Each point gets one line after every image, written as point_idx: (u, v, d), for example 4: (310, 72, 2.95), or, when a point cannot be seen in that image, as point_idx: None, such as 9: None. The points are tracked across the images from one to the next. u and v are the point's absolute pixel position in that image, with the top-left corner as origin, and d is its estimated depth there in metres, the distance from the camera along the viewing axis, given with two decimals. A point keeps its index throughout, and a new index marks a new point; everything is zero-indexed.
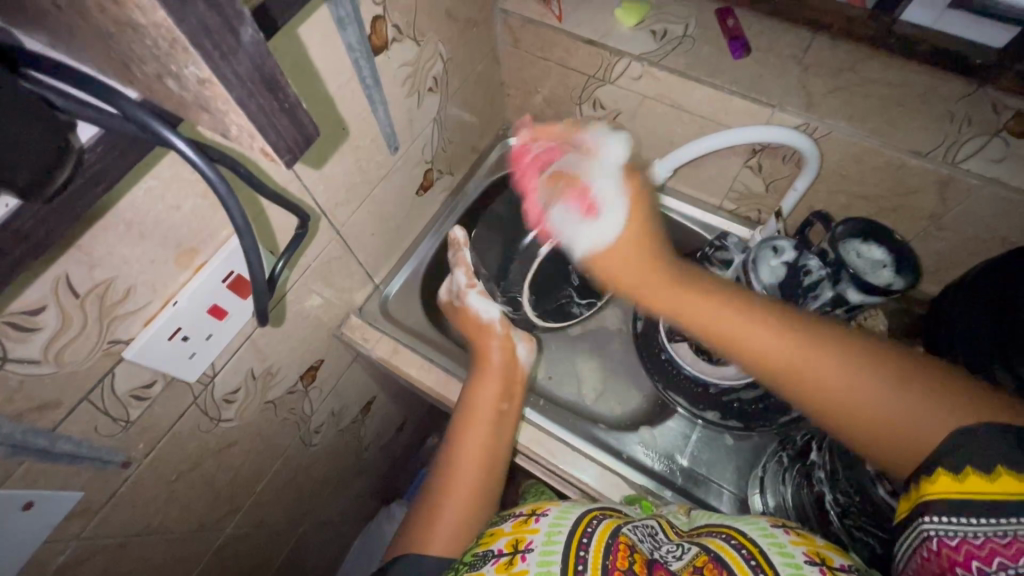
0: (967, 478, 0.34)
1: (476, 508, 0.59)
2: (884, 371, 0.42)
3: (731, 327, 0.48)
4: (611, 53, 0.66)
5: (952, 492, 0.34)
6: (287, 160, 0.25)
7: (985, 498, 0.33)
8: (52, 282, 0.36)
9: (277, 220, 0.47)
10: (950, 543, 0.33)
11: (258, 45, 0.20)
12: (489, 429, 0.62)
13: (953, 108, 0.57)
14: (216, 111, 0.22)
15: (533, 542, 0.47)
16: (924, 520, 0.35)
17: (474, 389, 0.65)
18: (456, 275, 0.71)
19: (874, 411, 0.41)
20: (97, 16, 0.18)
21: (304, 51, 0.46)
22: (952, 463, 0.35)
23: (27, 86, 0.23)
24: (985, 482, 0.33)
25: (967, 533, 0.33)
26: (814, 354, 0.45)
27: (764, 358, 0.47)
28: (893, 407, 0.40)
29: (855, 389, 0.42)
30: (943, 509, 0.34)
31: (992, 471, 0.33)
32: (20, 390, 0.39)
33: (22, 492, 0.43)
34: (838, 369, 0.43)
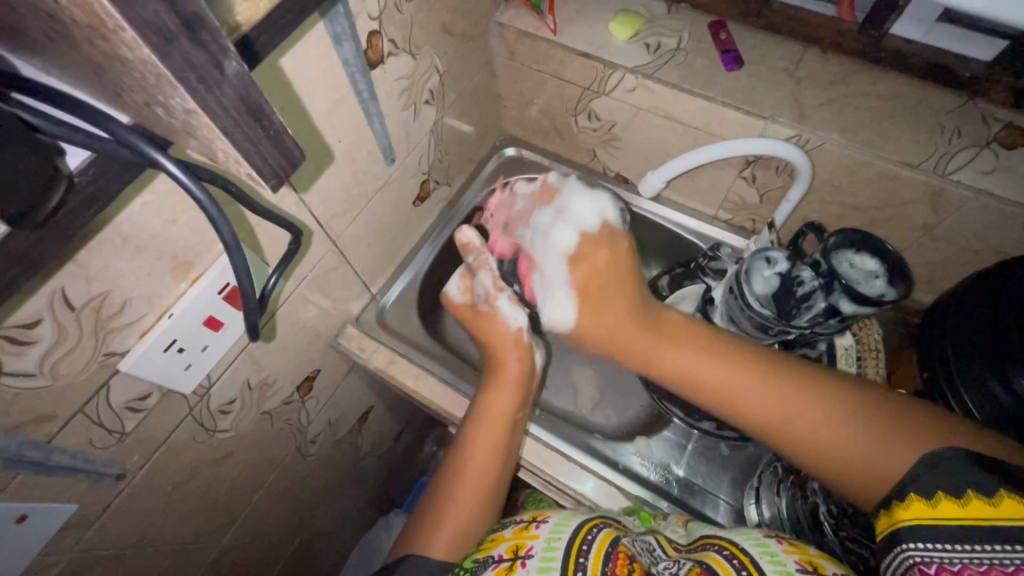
0: (940, 503, 0.34)
1: (480, 514, 0.58)
2: (854, 413, 0.43)
3: (705, 370, 0.50)
4: (605, 66, 0.67)
5: (926, 518, 0.34)
6: (274, 184, 0.25)
7: (959, 523, 0.33)
8: (48, 297, 0.37)
9: (272, 233, 0.47)
10: (951, 568, 0.32)
11: (242, 76, 0.21)
12: (501, 431, 0.61)
13: (945, 120, 0.58)
14: (203, 138, 0.22)
15: (533, 548, 0.48)
16: (904, 547, 0.34)
17: (489, 397, 0.63)
18: (481, 279, 0.65)
19: (854, 456, 0.42)
20: (87, 48, 0.19)
21: (300, 67, 0.46)
22: (923, 489, 0.35)
23: (4, 106, 0.23)
24: (959, 508, 0.33)
25: (942, 559, 0.33)
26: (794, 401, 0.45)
27: (742, 406, 0.47)
28: (860, 449, 0.42)
29: (828, 429, 0.44)
30: (920, 534, 0.34)
31: (963, 497, 0.33)
32: (14, 403, 0.39)
33: (17, 505, 0.43)
34: (812, 411, 0.44)
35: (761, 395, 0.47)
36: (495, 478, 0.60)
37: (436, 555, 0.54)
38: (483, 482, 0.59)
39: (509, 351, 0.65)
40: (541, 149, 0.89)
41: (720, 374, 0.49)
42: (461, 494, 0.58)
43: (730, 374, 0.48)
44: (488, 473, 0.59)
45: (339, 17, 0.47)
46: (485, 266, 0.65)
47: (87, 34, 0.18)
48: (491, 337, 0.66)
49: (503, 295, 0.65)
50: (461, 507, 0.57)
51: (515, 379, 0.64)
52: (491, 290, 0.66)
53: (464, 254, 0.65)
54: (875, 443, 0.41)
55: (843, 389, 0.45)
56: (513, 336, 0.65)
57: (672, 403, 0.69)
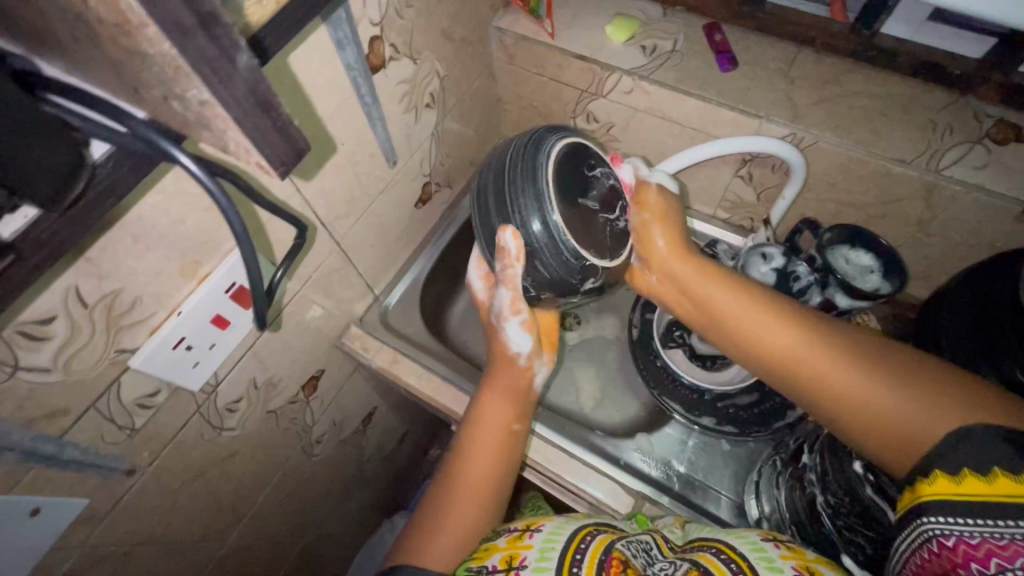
0: (966, 480, 0.34)
1: (477, 518, 0.57)
2: (908, 380, 0.42)
3: (745, 320, 0.52)
4: (602, 68, 0.68)
5: (951, 494, 0.35)
6: (280, 172, 0.26)
7: (983, 500, 0.33)
8: (62, 294, 0.38)
9: (278, 233, 0.49)
10: (970, 541, 0.33)
11: (252, 70, 0.22)
12: (499, 445, 0.62)
13: (936, 117, 0.59)
14: (217, 129, 0.24)
15: (527, 558, 0.49)
16: (923, 522, 0.35)
17: (486, 404, 0.64)
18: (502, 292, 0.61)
19: (884, 413, 0.42)
20: (110, 46, 0.20)
21: (303, 71, 0.48)
22: (950, 466, 0.36)
23: (48, 110, 0.25)
24: (986, 485, 0.33)
25: (962, 533, 0.34)
26: (829, 355, 0.46)
27: (775, 352, 0.49)
28: (905, 414, 0.41)
29: (862, 386, 0.44)
30: (940, 508, 0.35)
31: (990, 474, 0.34)
32: (30, 397, 0.40)
33: (31, 498, 0.45)
34: (856, 370, 0.45)
35: (802, 349, 0.48)
36: (496, 485, 0.60)
37: (430, 565, 0.52)
38: (485, 489, 0.59)
39: (507, 371, 0.66)
40: None
41: (762, 323, 0.51)
42: (460, 499, 0.57)
43: (769, 327, 0.50)
44: (488, 482, 0.59)
45: (341, 23, 0.49)
46: (511, 278, 0.57)
47: (112, 33, 0.19)
48: (500, 357, 0.67)
49: (512, 320, 0.64)
50: (465, 516, 0.57)
51: (511, 396, 0.65)
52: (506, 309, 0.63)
53: (499, 258, 0.56)
54: (918, 408, 0.41)
55: (876, 356, 0.45)
56: (512, 357, 0.67)
57: (672, 399, 0.70)
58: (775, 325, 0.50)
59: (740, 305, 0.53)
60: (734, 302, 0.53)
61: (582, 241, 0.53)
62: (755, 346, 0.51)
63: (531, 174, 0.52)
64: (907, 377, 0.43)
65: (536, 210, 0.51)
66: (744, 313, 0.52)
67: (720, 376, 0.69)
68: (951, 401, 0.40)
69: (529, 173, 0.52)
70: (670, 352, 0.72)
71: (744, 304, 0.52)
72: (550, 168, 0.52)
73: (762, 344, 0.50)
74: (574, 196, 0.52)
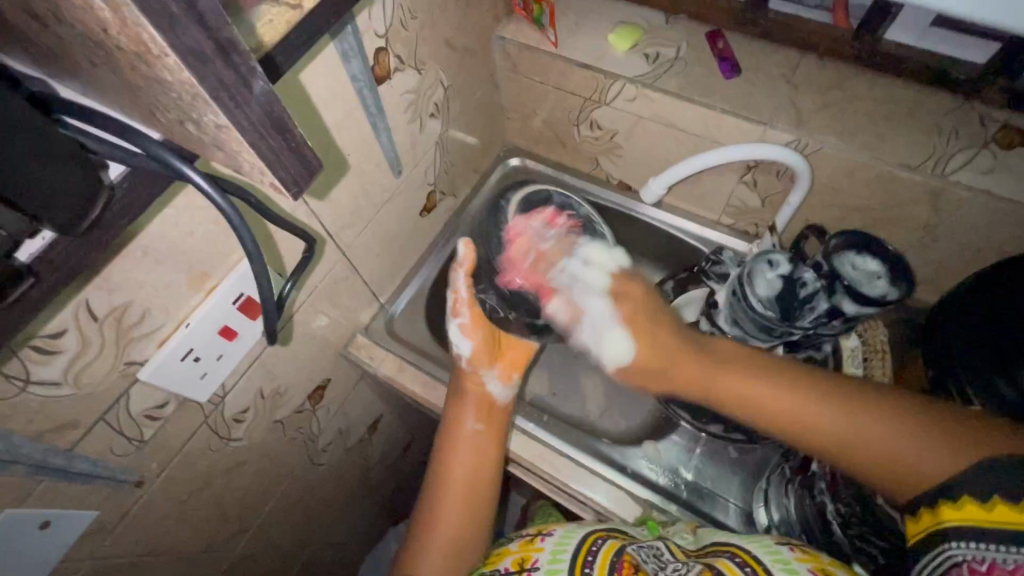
0: (998, 508, 0.36)
1: (469, 532, 0.58)
2: (904, 420, 0.42)
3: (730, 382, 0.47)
4: (605, 76, 0.68)
5: (982, 522, 0.36)
6: (294, 192, 0.26)
7: (1014, 529, 0.35)
8: (73, 308, 0.38)
9: (285, 245, 0.49)
10: (1006, 566, 0.35)
11: (268, 94, 0.22)
12: (472, 452, 0.61)
13: (942, 121, 0.60)
14: (230, 150, 0.24)
15: (539, 560, 0.49)
16: (949, 548, 0.37)
17: (457, 414, 0.63)
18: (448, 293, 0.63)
19: (897, 456, 0.41)
20: (127, 71, 0.20)
21: (309, 85, 0.48)
22: (979, 492, 0.37)
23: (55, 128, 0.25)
24: (1017, 514, 0.35)
25: (994, 559, 0.36)
26: (830, 410, 0.44)
27: (775, 414, 0.45)
28: (913, 454, 0.40)
29: (863, 438, 0.42)
30: (972, 538, 0.36)
31: (1020, 502, 0.35)
32: (41, 411, 0.41)
33: (40, 511, 0.45)
34: (859, 420, 0.43)
35: (800, 410, 0.44)
36: (473, 487, 0.60)
37: None
38: (463, 495, 0.59)
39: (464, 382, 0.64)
40: (544, 158, 0.90)
41: (756, 387, 0.46)
42: (443, 515, 0.58)
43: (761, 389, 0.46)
44: (466, 490, 0.59)
45: (348, 36, 0.50)
46: (456, 283, 0.61)
47: (130, 59, 0.19)
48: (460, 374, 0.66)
49: (454, 321, 0.64)
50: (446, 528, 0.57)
51: (472, 403, 0.63)
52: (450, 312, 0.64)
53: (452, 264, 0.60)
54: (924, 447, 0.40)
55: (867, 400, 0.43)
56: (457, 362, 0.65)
57: (680, 407, 0.69)
58: (769, 391, 0.46)
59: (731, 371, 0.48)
60: (727, 369, 0.48)
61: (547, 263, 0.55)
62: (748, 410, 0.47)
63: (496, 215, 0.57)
64: (898, 412, 0.42)
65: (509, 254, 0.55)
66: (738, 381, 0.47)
67: None
68: (950, 433, 0.40)
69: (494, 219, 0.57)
70: None
71: (733, 370, 0.48)
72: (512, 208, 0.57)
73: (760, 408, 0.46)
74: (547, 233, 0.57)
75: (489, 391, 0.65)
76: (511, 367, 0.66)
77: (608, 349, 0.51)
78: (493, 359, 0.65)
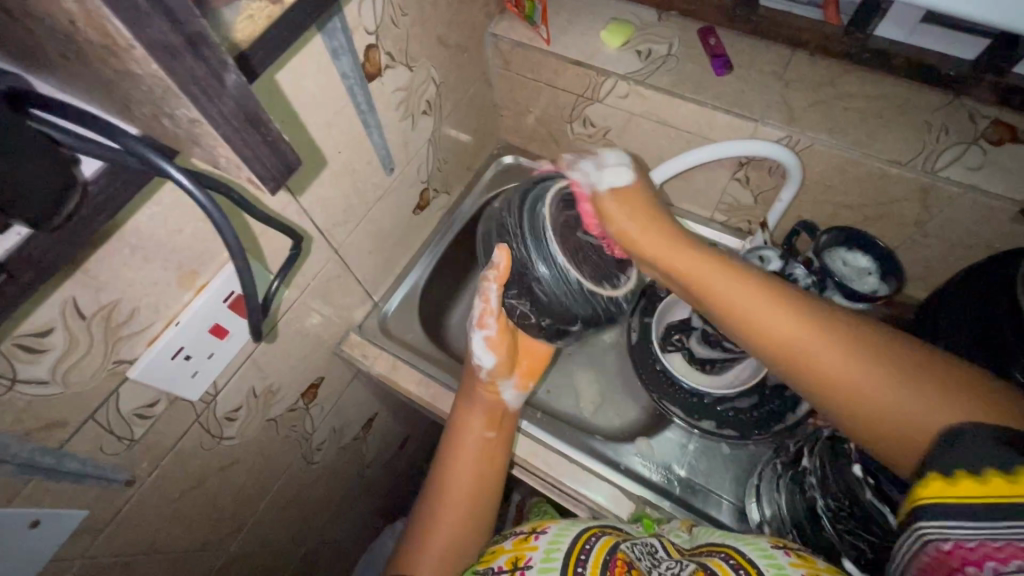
0: (960, 481, 0.33)
1: (467, 535, 0.58)
2: (911, 372, 0.41)
3: (738, 298, 0.49)
4: (597, 73, 0.68)
5: (946, 498, 0.34)
6: (272, 188, 0.26)
7: (979, 503, 0.32)
8: (60, 306, 0.38)
9: (273, 242, 0.49)
10: (968, 545, 0.32)
11: (241, 88, 0.22)
12: (476, 457, 0.61)
13: (931, 117, 0.60)
14: (207, 145, 0.24)
15: (532, 559, 0.49)
16: (920, 527, 0.34)
17: (462, 417, 0.63)
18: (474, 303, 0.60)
19: (892, 404, 0.41)
20: (99, 66, 0.20)
21: (298, 82, 0.48)
22: (946, 467, 0.35)
23: (32, 123, 0.25)
24: (980, 486, 0.33)
25: (959, 537, 0.33)
26: (837, 345, 0.44)
27: (775, 339, 0.47)
28: (909, 405, 0.40)
29: (862, 380, 0.43)
30: (937, 515, 0.34)
31: (984, 474, 0.33)
32: (28, 410, 0.40)
33: (30, 510, 0.45)
34: (863, 363, 0.43)
35: (803, 339, 0.45)
36: (477, 488, 0.60)
37: None
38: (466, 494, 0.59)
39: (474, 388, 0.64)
40: (538, 155, 0.90)
41: (762, 310, 0.48)
42: (443, 518, 0.58)
43: (768, 311, 0.47)
44: (469, 493, 0.59)
45: (337, 32, 0.49)
46: (487, 292, 0.57)
47: (100, 53, 0.19)
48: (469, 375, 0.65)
49: (478, 332, 0.62)
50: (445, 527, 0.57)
51: (482, 409, 0.63)
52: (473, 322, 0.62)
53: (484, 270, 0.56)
54: (923, 400, 0.40)
55: (880, 347, 0.43)
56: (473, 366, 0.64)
57: (672, 403, 0.69)
58: (779, 314, 0.47)
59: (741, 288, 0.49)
60: (738, 287, 0.49)
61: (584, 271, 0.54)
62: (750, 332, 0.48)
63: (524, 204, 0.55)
64: (907, 365, 0.42)
65: (539, 250, 0.52)
66: (747, 298, 0.49)
67: (723, 377, 0.69)
68: (954, 392, 0.39)
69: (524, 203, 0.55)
70: (668, 355, 0.71)
71: (745, 284, 0.50)
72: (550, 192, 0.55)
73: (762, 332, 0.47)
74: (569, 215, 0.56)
75: (502, 400, 0.64)
76: (527, 376, 0.66)
77: (612, 169, 0.58)
78: (511, 369, 0.65)
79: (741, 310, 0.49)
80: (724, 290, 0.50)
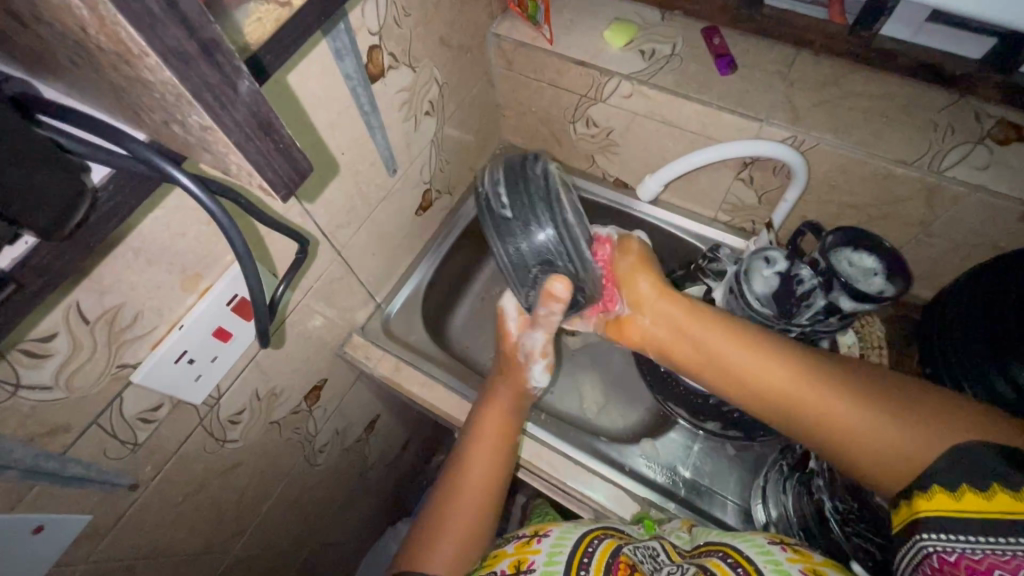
0: (965, 495, 0.34)
1: (475, 539, 0.56)
2: (899, 409, 0.42)
3: (723, 350, 0.50)
4: (600, 73, 0.68)
5: (950, 510, 0.35)
6: (284, 195, 0.26)
7: (985, 517, 0.33)
8: (63, 311, 0.38)
9: (277, 245, 0.49)
10: (972, 556, 0.33)
11: (254, 94, 0.22)
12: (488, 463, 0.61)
13: (937, 117, 0.59)
14: (218, 152, 0.23)
15: (535, 563, 0.49)
16: (922, 537, 0.36)
17: (480, 421, 0.63)
18: (536, 336, 0.65)
19: (884, 444, 0.42)
20: (109, 72, 0.20)
21: (301, 84, 0.48)
22: (950, 482, 0.36)
23: (43, 131, 0.25)
24: (984, 501, 0.33)
25: (963, 549, 0.33)
26: (825, 393, 0.45)
27: (764, 387, 0.48)
28: (902, 441, 0.41)
29: (850, 421, 0.44)
30: (939, 526, 0.35)
31: (988, 490, 0.34)
32: (32, 415, 0.40)
33: (33, 516, 0.44)
34: (847, 405, 0.44)
35: (790, 384, 0.47)
36: (495, 479, 0.60)
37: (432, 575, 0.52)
38: (485, 482, 0.59)
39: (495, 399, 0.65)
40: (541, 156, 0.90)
41: (748, 356, 0.49)
42: (449, 521, 0.56)
43: (753, 361, 0.49)
44: (486, 484, 0.59)
45: (341, 34, 0.49)
46: (548, 318, 0.61)
47: (111, 59, 0.19)
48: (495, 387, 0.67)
49: (540, 362, 0.67)
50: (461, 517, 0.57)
51: (502, 416, 0.64)
52: (535, 349, 0.66)
53: (553, 306, 0.59)
54: (915, 435, 0.40)
55: (867, 390, 0.44)
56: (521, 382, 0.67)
57: (676, 403, 0.69)
58: (764, 363, 0.48)
59: (726, 338, 0.51)
60: (724, 335, 0.51)
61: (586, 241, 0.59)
62: (738, 382, 0.50)
63: (528, 184, 0.57)
64: (893, 404, 0.43)
65: (557, 222, 0.57)
66: (732, 348, 0.50)
67: None
68: (945, 424, 0.40)
69: (523, 182, 0.57)
70: None
71: (730, 331, 0.51)
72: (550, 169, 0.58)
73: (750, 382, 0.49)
74: (567, 188, 0.59)
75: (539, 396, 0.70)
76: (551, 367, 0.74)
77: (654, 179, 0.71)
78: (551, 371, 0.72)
79: (728, 361, 0.50)
80: (705, 341, 0.52)
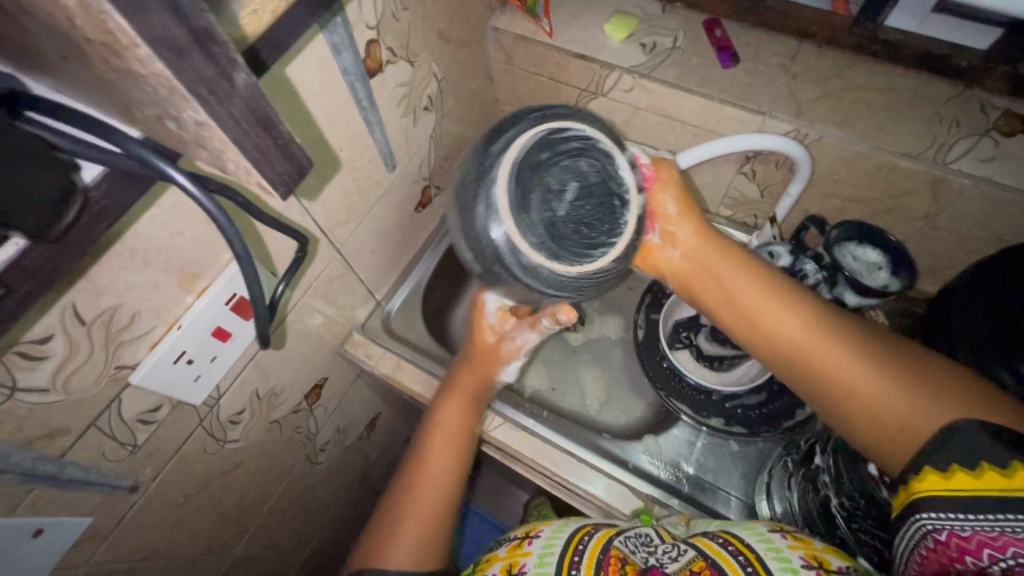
0: (955, 475, 0.34)
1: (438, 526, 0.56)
2: (918, 380, 0.41)
3: (746, 297, 0.50)
4: (601, 67, 0.67)
5: (942, 490, 0.34)
6: (283, 193, 0.25)
7: (976, 494, 0.33)
8: (59, 313, 0.37)
9: (276, 243, 0.48)
10: (961, 534, 0.33)
11: (251, 88, 0.21)
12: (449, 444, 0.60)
13: (941, 111, 0.58)
14: (215, 149, 0.23)
15: (526, 566, 0.48)
16: (920, 517, 0.35)
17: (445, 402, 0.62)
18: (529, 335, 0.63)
19: (889, 412, 0.41)
20: (99, 66, 0.19)
21: (298, 79, 0.47)
22: (940, 461, 0.35)
23: (25, 127, 0.24)
24: (974, 480, 0.33)
25: (953, 526, 0.33)
26: (848, 351, 0.44)
27: (780, 336, 0.48)
28: (909, 411, 0.40)
29: (865, 383, 0.43)
30: (933, 505, 0.34)
31: (978, 469, 0.34)
32: (28, 418, 0.39)
33: (31, 520, 0.44)
34: (863, 367, 0.43)
35: (807, 336, 0.46)
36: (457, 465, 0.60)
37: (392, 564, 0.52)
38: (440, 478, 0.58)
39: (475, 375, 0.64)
40: None
41: (769, 306, 0.48)
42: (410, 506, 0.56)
43: (776, 311, 0.48)
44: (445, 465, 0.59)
45: (338, 28, 0.48)
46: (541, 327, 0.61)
47: (102, 52, 0.18)
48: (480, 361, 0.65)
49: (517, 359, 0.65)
50: (423, 500, 0.56)
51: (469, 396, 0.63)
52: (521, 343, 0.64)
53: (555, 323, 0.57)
54: (926, 407, 0.40)
55: (890, 359, 0.43)
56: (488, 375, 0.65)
57: (679, 400, 0.69)
58: (786, 312, 0.48)
59: (753, 285, 0.50)
60: (750, 285, 0.50)
61: (563, 247, 0.41)
62: (756, 327, 0.49)
63: (480, 188, 0.42)
64: (911, 376, 0.41)
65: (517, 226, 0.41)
66: (756, 297, 0.49)
67: (727, 375, 0.69)
68: (957, 403, 0.39)
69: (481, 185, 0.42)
70: (676, 352, 0.70)
71: (758, 281, 0.50)
72: (515, 155, 0.42)
73: (767, 328, 0.49)
74: (540, 173, 0.42)
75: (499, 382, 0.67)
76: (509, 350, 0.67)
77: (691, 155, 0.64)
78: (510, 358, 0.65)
79: (748, 307, 0.50)
80: (729, 285, 0.51)
